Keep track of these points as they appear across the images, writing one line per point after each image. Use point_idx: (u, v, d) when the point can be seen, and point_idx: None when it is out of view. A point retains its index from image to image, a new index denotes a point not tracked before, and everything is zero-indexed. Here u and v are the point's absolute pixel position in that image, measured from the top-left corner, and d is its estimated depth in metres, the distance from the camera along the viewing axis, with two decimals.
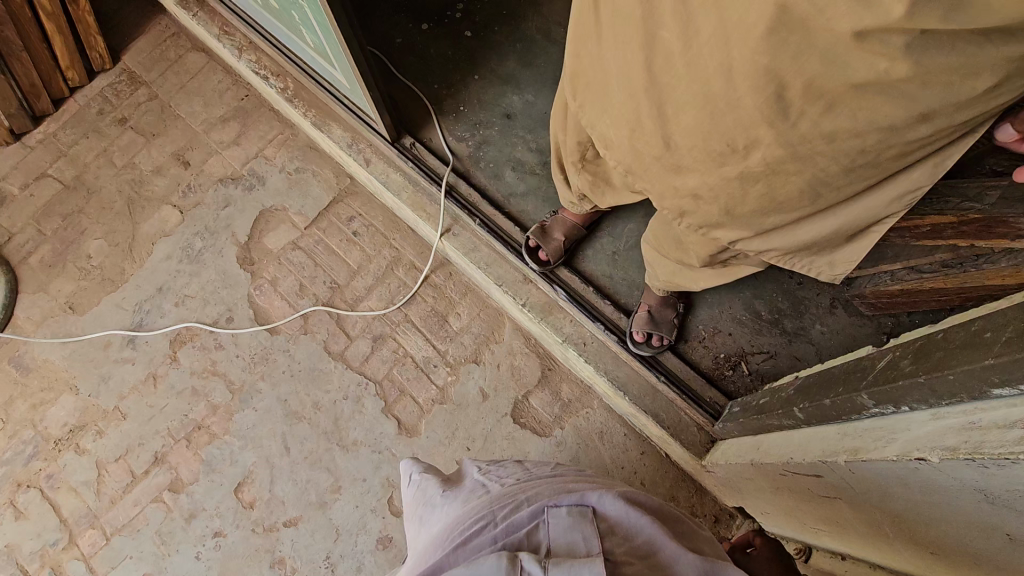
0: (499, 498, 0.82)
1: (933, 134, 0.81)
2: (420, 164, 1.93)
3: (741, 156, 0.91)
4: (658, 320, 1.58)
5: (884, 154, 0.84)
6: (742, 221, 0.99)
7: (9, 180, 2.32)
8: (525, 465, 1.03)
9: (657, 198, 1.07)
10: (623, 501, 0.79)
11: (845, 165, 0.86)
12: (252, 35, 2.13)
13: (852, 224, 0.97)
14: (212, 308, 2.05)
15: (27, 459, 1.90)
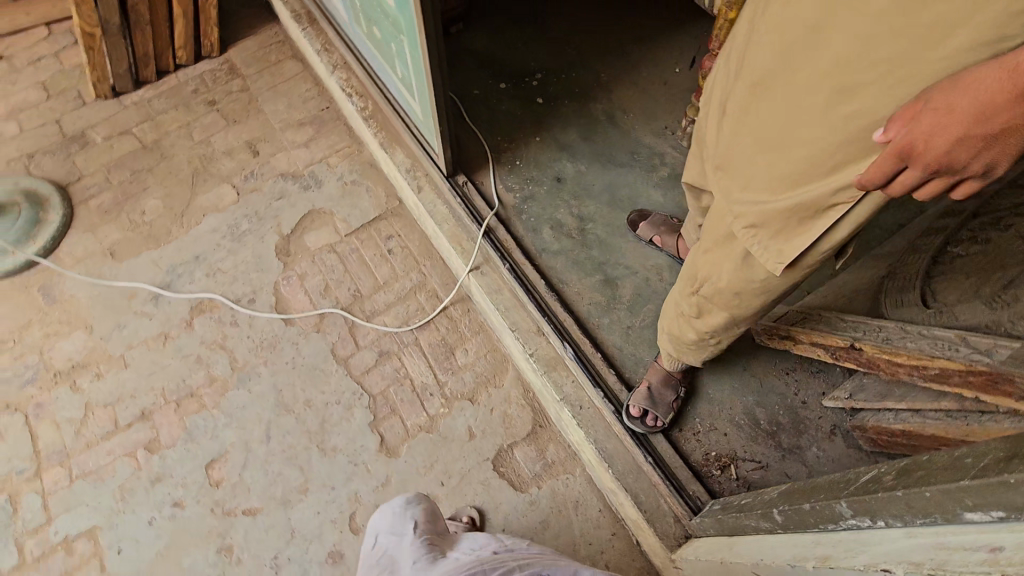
0: (491, 561, 0.94)
1: (875, 81, 0.80)
2: (467, 204, 2.00)
3: (745, 74, 1.02)
4: (658, 395, 1.60)
5: (833, 95, 0.85)
6: (729, 149, 1.08)
7: (96, 129, 2.53)
8: (503, 539, 1.15)
9: (709, 117, 1.21)
10: (599, 572, 0.94)
11: (801, 100, 0.91)
12: (348, 56, 2.34)
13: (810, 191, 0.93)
14: (239, 286, 2.14)
15: (24, 383, 1.95)
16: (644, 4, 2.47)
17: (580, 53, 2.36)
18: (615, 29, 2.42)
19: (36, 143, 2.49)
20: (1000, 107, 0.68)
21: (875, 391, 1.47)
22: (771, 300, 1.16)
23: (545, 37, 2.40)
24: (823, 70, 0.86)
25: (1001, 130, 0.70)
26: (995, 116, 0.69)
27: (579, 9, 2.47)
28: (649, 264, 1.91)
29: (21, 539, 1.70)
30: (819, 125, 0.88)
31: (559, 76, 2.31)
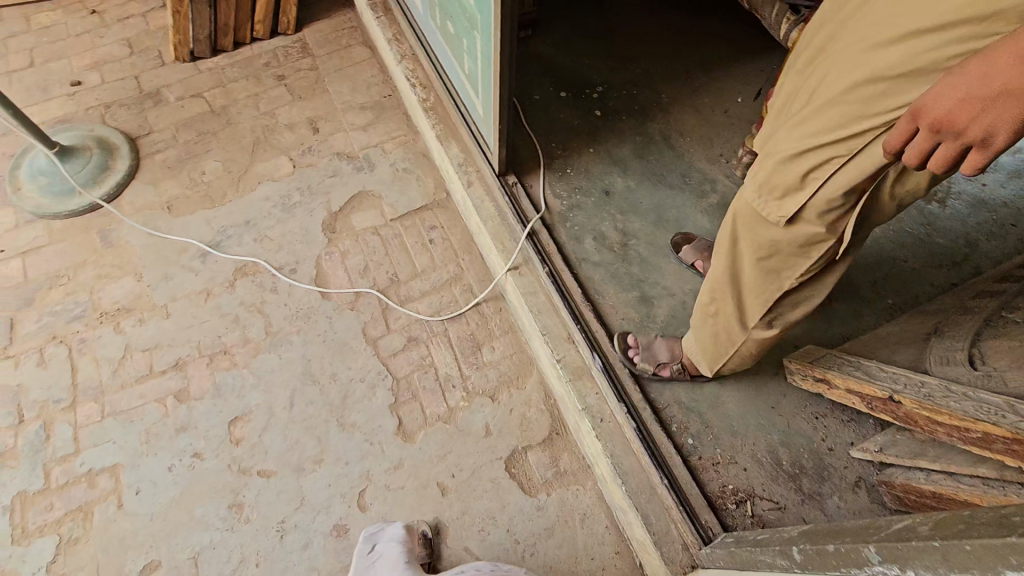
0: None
1: (895, 36, 0.88)
2: (515, 204, 1.99)
3: (806, 50, 1.12)
4: (662, 349, 1.72)
5: (856, 53, 0.94)
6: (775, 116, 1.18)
7: (171, 89, 2.65)
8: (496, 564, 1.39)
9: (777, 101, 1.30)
10: None
11: (832, 61, 1.00)
12: (417, 48, 2.39)
13: (815, 142, 1.01)
14: (283, 255, 2.20)
15: (72, 318, 2.04)
16: (715, 31, 2.47)
17: (644, 72, 2.36)
18: (682, 53, 2.42)
19: (114, 94, 2.62)
20: (1001, 69, 0.75)
21: (907, 449, 1.43)
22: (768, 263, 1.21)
23: (611, 52, 2.42)
24: (857, 31, 0.95)
25: (998, 93, 0.76)
26: (996, 78, 0.76)
27: (648, 29, 2.48)
28: (687, 288, 1.89)
29: (48, 465, 1.77)
30: (834, 85, 0.97)
31: (620, 91, 2.32)
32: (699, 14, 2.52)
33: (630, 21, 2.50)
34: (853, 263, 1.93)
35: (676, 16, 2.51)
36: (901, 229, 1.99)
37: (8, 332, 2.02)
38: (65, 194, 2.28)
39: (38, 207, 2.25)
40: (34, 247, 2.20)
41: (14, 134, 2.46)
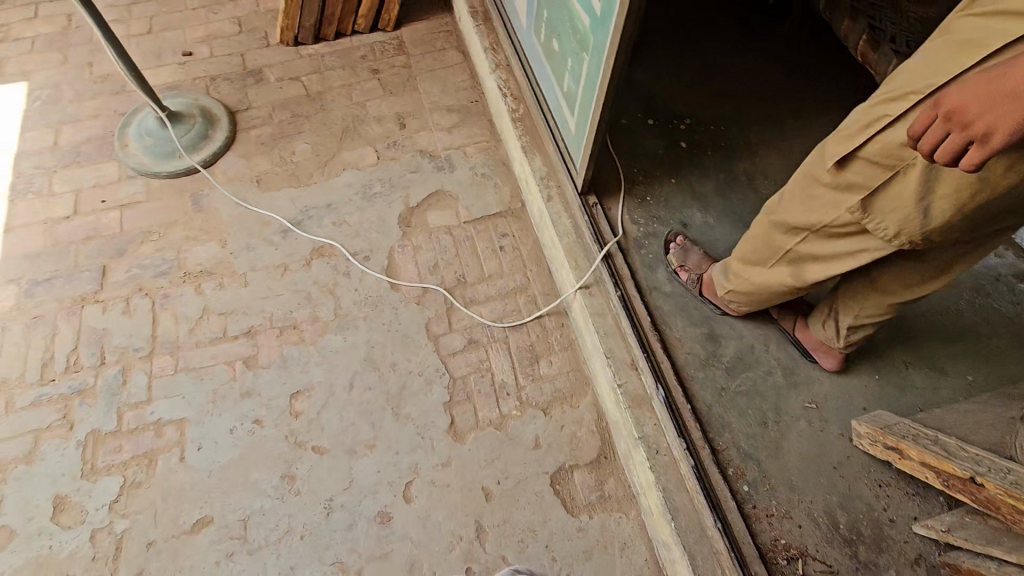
0: None
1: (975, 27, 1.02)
2: (593, 224, 2.00)
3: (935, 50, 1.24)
4: (695, 258, 1.91)
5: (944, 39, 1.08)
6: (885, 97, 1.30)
7: (271, 70, 2.78)
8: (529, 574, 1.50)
9: None
10: None
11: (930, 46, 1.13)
12: (512, 58, 2.42)
13: (881, 106, 1.16)
14: (359, 241, 2.27)
15: (158, 274, 2.16)
16: (812, 79, 2.42)
17: (735, 110, 2.34)
18: (777, 96, 2.38)
19: (220, 68, 2.76)
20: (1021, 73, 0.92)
21: (978, 535, 1.37)
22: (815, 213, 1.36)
23: (704, 86, 2.40)
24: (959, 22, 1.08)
25: (1011, 93, 0.92)
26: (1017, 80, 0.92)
27: (745, 66, 2.44)
28: (758, 333, 1.84)
29: (122, 409, 1.88)
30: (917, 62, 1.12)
31: (708, 125, 2.30)
32: (800, 58, 2.46)
33: (728, 57, 2.47)
34: (935, 333, 1.86)
35: (775, 57, 2.47)
36: (990, 306, 1.90)
37: (100, 278, 2.14)
38: (165, 156, 2.41)
39: (139, 165, 2.39)
40: (131, 201, 2.33)
41: (128, 95, 2.63)
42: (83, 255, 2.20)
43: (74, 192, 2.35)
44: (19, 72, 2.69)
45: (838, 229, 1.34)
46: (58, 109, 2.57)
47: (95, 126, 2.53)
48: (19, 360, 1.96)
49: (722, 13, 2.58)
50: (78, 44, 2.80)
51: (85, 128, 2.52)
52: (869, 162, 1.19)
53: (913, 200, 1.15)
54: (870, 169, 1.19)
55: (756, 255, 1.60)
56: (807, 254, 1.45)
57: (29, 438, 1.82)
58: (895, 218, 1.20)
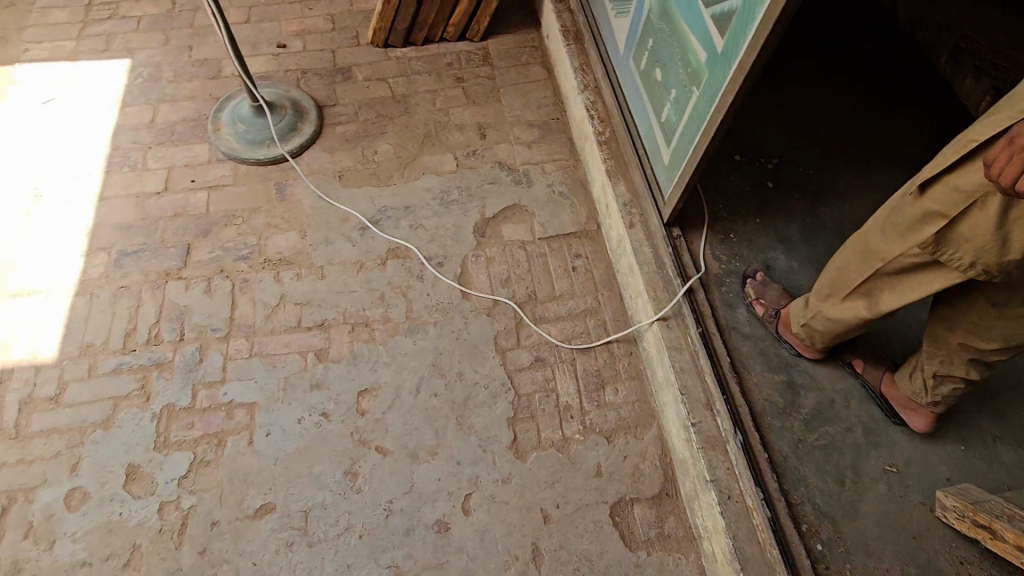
0: None
1: None
2: (676, 257, 1.97)
3: None
4: (774, 293, 1.88)
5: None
6: None
7: (360, 69, 2.83)
8: None
9: None
10: None
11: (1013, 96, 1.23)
12: (602, 80, 2.40)
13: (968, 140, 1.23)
14: (433, 246, 2.29)
15: (240, 258, 2.21)
16: (915, 128, 2.29)
17: (829, 152, 2.25)
18: (874, 142, 2.28)
19: (312, 63, 2.83)
20: None
21: None
22: (889, 243, 1.40)
23: (798, 124, 2.32)
24: None
25: None
26: None
27: (842, 107, 2.35)
28: (839, 387, 1.79)
29: (197, 386, 1.93)
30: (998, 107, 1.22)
31: (798, 166, 2.23)
32: (902, 105, 2.35)
33: (824, 96, 2.38)
34: None
35: (874, 100, 2.36)
36: None
37: (184, 256, 2.20)
38: (254, 143, 2.47)
39: (230, 150, 2.46)
40: (219, 184, 2.40)
41: (223, 81, 2.71)
42: (169, 231, 2.26)
43: (166, 169, 2.43)
44: (124, 49, 2.80)
45: (910, 260, 1.36)
46: (157, 88, 2.67)
47: (190, 107, 2.62)
48: (104, 328, 2.03)
49: (821, 49, 2.47)
50: (180, 27, 2.90)
51: (181, 108, 2.61)
52: (951, 189, 1.24)
53: (993, 228, 1.19)
54: (951, 196, 1.25)
55: (823, 282, 1.63)
56: (880, 285, 1.47)
57: (108, 404, 1.88)
58: (973, 247, 1.24)
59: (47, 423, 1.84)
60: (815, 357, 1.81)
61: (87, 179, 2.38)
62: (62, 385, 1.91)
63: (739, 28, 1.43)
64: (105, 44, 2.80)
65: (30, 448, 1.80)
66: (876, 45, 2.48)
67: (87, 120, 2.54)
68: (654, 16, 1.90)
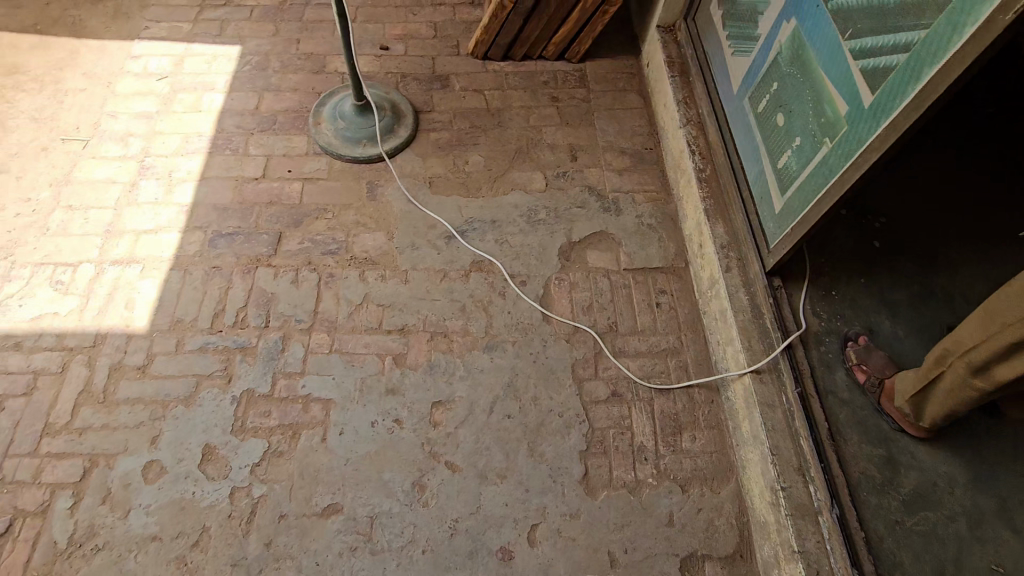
0: None
1: None
2: (776, 310, 1.90)
3: None
4: (878, 361, 1.78)
5: None
6: None
7: (457, 78, 2.83)
8: None
9: None
10: None
11: None
12: (708, 116, 2.34)
13: None
14: (518, 264, 2.26)
15: (328, 252, 2.23)
16: None
17: (944, 219, 2.12)
18: (996, 212, 2.12)
19: (411, 68, 2.85)
20: None
21: None
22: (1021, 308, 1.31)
23: (909, 186, 2.20)
24: None
25: None
26: None
27: (960, 173, 2.22)
28: (942, 470, 1.67)
29: (277, 375, 1.94)
30: None
31: (908, 228, 2.11)
32: None
33: (939, 159, 2.26)
34: None
35: (997, 168, 2.21)
36: None
37: (275, 244, 2.24)
38: (352, 141, 2.51)
39: (328, 145, 2.50)
40: (314, 177, 2.44)
41: (326, 76, 2.76)
42: (263, 218, 2.31)
43: (265, 157, 2.48)
44: (236, 36, 2.89)
45: None
46: (263, 76, 2.74)
47: (293, 99, 2.67)
48: (194, 305, 2.07)
49: None
50: (290, 20, 2.97)
51: (284, 99, 2.67)
52: None
53: None
54: None
55: (930, 352, 1.56)
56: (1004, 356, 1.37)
57: (192, 381, 1.91)
58: None
59: (133, 392, 1.88)
60: (921, 436, 1.70)
61: (192, 158, 2.45)
62: (150, 356, 1.95)
63: (898, 87, 1.37)
64: (219, 30, 2.90)
65: (115, 414, 1.84)
66: (1003, 107, 2.31)
67: (197, 102, 2.63)
68: (782, 62, 1.86)
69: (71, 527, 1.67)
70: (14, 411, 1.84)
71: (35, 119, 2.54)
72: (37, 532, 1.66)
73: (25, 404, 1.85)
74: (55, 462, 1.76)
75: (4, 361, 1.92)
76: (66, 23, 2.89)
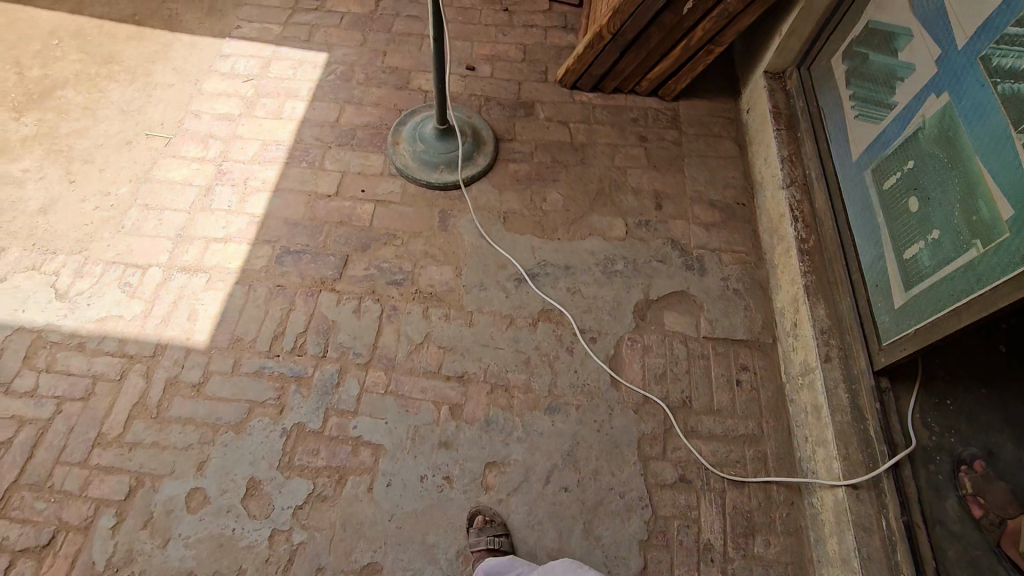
0: None
1: None
2: (882, 418, 1.68)
3: None
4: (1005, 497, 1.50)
5: None
6: None
7: (542, 107, 2.70)
8: None
9: None
10: None
11: None
12: (816, 180, 2.12)
13: None
14: (589, 319, 2.11)
15: (393, 283, 2.15)
16: None
17: None
18: None
19: (495, 91, 2.74)
20: None
21: None
22: None
23: None
24: None
25: None
26: None
27: None
28: None
29: (329, 412, 1.86)
30: None
31: None
32: None
33: None
34: None
35: None
36: None
37: (341, 267, 2.17)
38: (429, 166, 2.41)
39: (404, 167, 2.41)
40: (386, 200, 2.36)
41: (409, 93, 2.69)
42: (332, 238, 2.24)
43: (340, 173, 2.42)
44: (324, 42, 2.84)
45: None
46: (346, 88, 2.68)
47: (374, 114, 2.60)
48: (254, 324, 2.01)
49: None
50: (378, 30, 2.90)
51: (365, 113, 2.60)
52: None
53: None
54: None
55: None
56: None
57: (244, 407, 1.85)
58: None
59: (186, 411, 1.84)
60: None
61: (268, 167, 2.41)
62: (206, 374, 1.91)
63: None
64: (308, 35, 2.86)
65: (166, 432, 1.80)
66: None
67: (279, 108, 2.59)
68: (924, 138, 1.65)
69: (111, 548, 1.64)
70: (70, 416, 1.82)
71: (123, 111, 2.56)
72: (78, 548, 1.63)
73: (81, 409, 1.83)
74: (102, 476, 1.73)
75: (66, 362, 1.91)
76: (162, 17, 2.92)
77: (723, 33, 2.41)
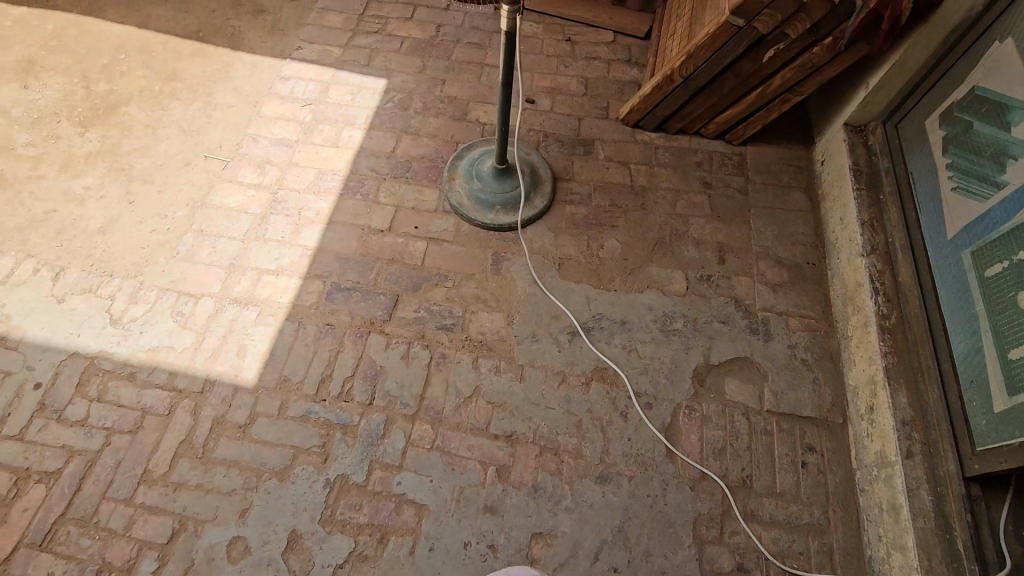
0: None
1: None
2: (971, 531, 1.53)
3: None
4: None
5: None
6: None
7: (602, 145, 2.61)
8: None
9: None
10: None
11: None
12: (901, 251, 1.97)
13: None
14: (645, 381, 2.01)
15: (443, 328, 2.08)
16: None
17: None
18: None
19: (555, 126, 2.66)
20: None
21: None
22: None
23: None
24: None
25: None
26: None
27: None
28: None
29: (373, 465, 1.81)
30: None
31: None
32: None
33: None
34: None
35: None
36: None
37: (391, 308, 2.12)
38: (485, 205, 2.35)
39: (459, 205, 2.35)
40: (439, 238, 2.30)
41: (467, 125, 2.63)
42: (383, 276, 2.20)
43: (394, 208, 2.37)
44: (383, 67, 2.80)
45: None
46: (404, 117, 2.63)
47: (430, 146, 2.55)
48: (302, 365, 1.98)
49: None
50: (438, 57, 2.85)
51: (421, 144, 2.56)
52: None
53: None
54: None
55: None
56: None
57: (289, 454, 1.82)
58: None
59: (231, 454, 1.81)
60: None
61: (322, 197, 2.38)
62: (253, 415, 1.88)
63: None
64: (367, 59, 2.82)
65: (211, 475, 1.78)
66: None
67: (336, 135, 2.56)
68: None
69: None
70: (118, 449, 1.81)
71: (183, 130, 2.57)
72: None
73: (129, 443, 1.82)
74: (147, 516, 1.72)
75: (117, 392, 1.91)
76: (225, 34, 2.92)
77: (803, 83, 2.28)
